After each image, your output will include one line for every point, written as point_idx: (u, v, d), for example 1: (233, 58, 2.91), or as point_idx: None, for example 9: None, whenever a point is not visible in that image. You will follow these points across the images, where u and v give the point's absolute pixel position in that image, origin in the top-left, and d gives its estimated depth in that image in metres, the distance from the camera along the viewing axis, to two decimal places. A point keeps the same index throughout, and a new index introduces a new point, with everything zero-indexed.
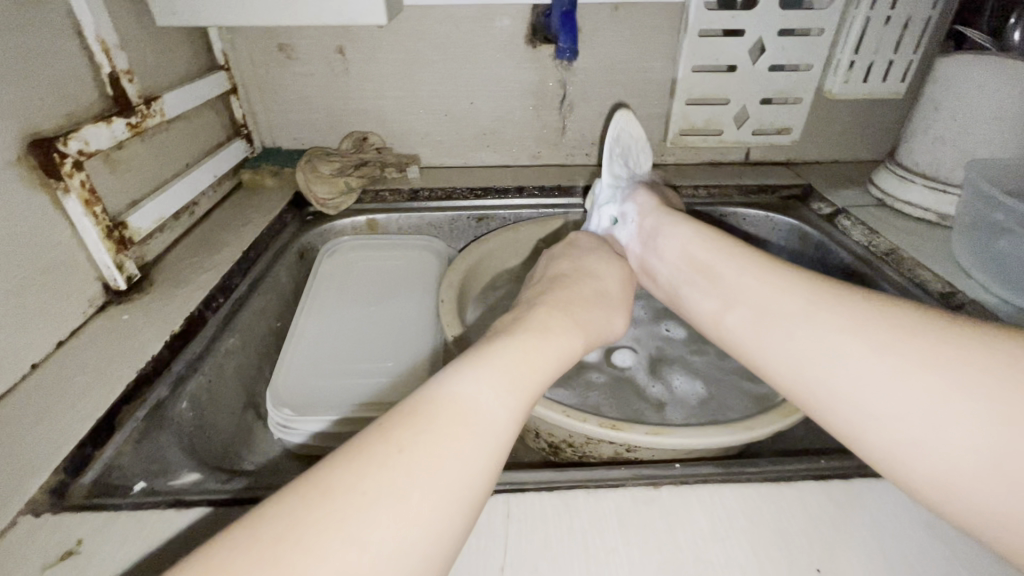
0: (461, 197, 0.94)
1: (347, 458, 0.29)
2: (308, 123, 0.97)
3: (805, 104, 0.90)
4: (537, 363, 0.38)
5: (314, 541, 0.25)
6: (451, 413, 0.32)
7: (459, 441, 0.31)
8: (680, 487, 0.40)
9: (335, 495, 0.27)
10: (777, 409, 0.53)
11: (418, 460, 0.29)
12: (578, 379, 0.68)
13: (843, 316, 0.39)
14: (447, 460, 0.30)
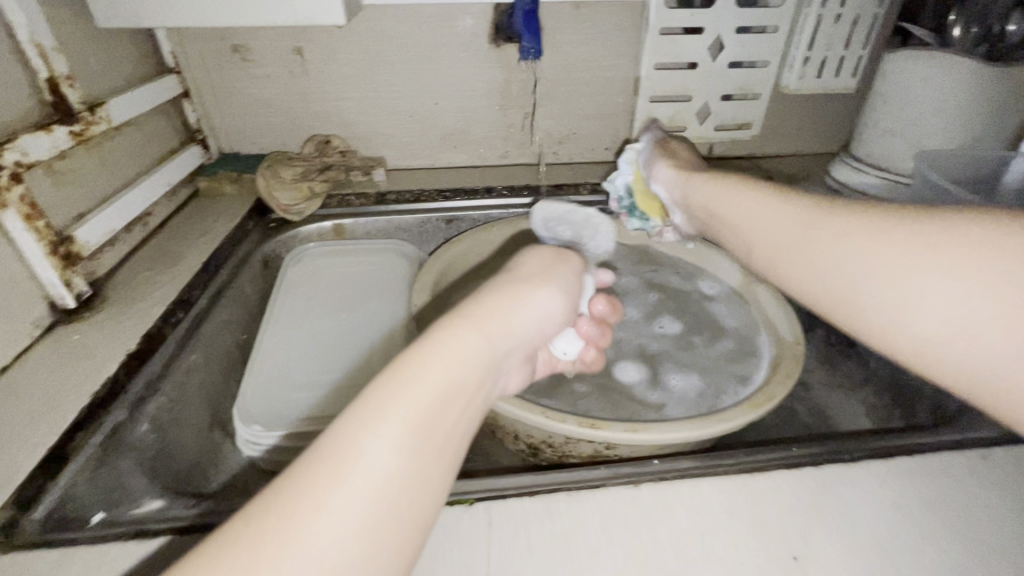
0: (429, 199, 0.93)
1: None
2: (268, 127, 0.94)
3: (763, 99, 0.93)
4: (403, 389, 0.30)
5: None
6: (334, 454, 0.27)
7: (292, 525, 0.25)
8: (660, 484, 0.41)
9: None
10: (749, 400, 0.54)
11: (240, 567, 0.23)
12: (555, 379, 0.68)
13: (850, 224, 0.38)
14: (279, 558, 0.24)
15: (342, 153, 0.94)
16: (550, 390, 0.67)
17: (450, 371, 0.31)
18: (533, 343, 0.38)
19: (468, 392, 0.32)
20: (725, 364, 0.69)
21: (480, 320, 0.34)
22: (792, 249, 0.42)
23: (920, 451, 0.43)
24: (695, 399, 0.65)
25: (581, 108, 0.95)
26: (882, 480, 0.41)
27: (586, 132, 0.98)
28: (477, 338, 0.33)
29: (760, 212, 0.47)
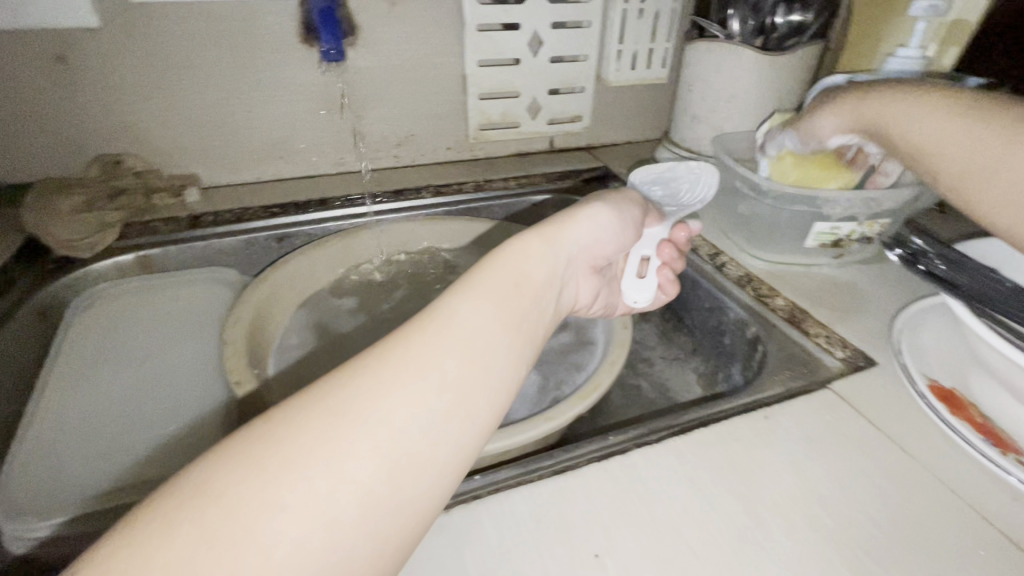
0: (254, 217, 0.84)
1: (333, 386, 0.34)
2: (33, 149, 0.78)
3: (588, 92, 0.96)
4: (517, 287, 0.44)
5: (290, 454, 0.30)
6: (438, 322, 0.38)
7: (434, 363, 0.36)
8: (472, 505, 0.39)
9: (309, 419, 0.32)
10: (577, 393, 0.55)
11: (395, 388, 0.34)
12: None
13: None
14: (422, 384, 0.35)
15: (138, 173, 0.81)
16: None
17: (520, 272, 0.45)
18: (593, 258, 0.55)
19: (538, 285, 0.46)
20: (563, 358, 0.68)
21: (551, 241, 0.50)
22: (981, 175, 0.46)
23: (714, 422, 0.46)
24: (539, 396, 0.64)
25: (413, 108, 0.92)
26: (680, 457, 0.43)
27: (423, 133, 0.95)
28: (547, 252, 0.49)
29: (944, 134, 0.48)
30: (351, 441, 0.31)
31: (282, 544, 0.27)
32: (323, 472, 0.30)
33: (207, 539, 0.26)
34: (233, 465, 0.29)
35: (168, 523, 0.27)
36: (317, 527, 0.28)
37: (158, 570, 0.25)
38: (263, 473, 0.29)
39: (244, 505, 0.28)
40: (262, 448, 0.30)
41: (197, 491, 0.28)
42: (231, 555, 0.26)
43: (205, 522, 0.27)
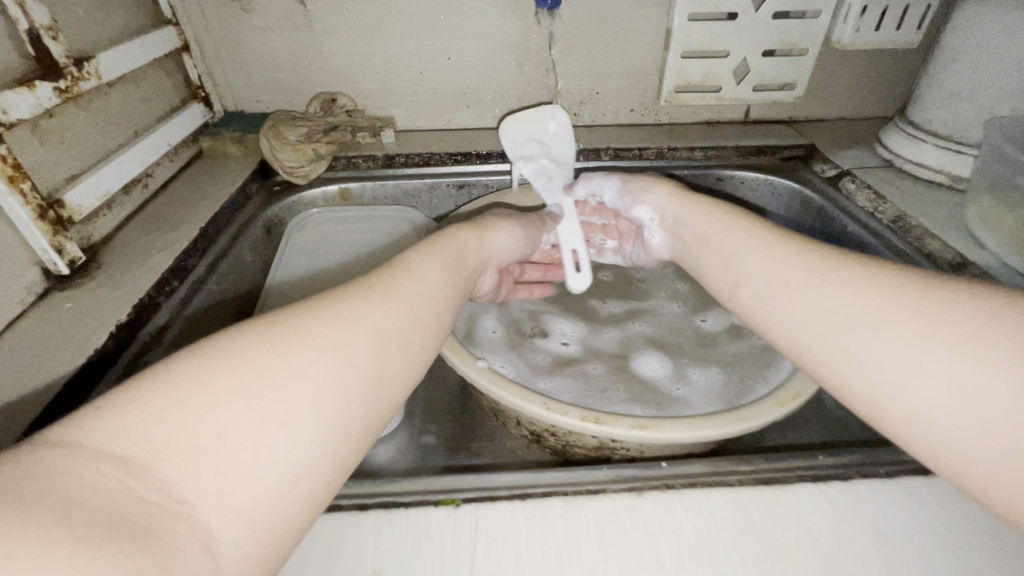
0: (440, 163, 0.87)
1: (321, 295, 0.35)
2: (271, 84, 0.89)
3: (810, 56, 0.83)
4: (460, 259, 0.48)
5: (298, 339, 0.30)
6: (401, 263, 0.42)
7: (408, 288, 0.39)
8: (667, 493, 0.38)
9: (301, 315, 0.32)
10: (773, 397, 0.49)
11: (381, 299, 0.36)
12: (574, 367, 0.63)
13: (837, 274, 0.38)
14: (401, 300, 0.37)
15: (347, 113, 0.89)
16: (566, 373, 0.62)
17: (459, 246, 0.49)
18: (503, 259, 0.57)
19: (468, 262, 0.50)
20: (750, 355, 0.63)
21: (478, 233, 0.53)
22: (788, 277, 0.42)
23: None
24: (721, 392, 0.59)
25: (606, 64, 0.87)
26: (908, 500, 0.38)
27: (611, 91, 0.90)
28: (478, 245, 0.52)
29: (746, 243, 0.47)
30: (342, 335, 0.32)
31: (294, 414, 0.27)
32: (319, 358, 0.30)
33: (237, 396, 0.26)
34: (238, 343, 0.29)
35: (158, 398, 0.25)
36: (323, 401, 0.29)
37: (195, 416, 0.25)
38: (271, 350, 0.29)
39: (245, 382, 0.27)
40: (238, 339, 0.29)
41: (176, 370, 0.26)
42: (250, 415, 0.26)
43: (203, 395, 0.26)
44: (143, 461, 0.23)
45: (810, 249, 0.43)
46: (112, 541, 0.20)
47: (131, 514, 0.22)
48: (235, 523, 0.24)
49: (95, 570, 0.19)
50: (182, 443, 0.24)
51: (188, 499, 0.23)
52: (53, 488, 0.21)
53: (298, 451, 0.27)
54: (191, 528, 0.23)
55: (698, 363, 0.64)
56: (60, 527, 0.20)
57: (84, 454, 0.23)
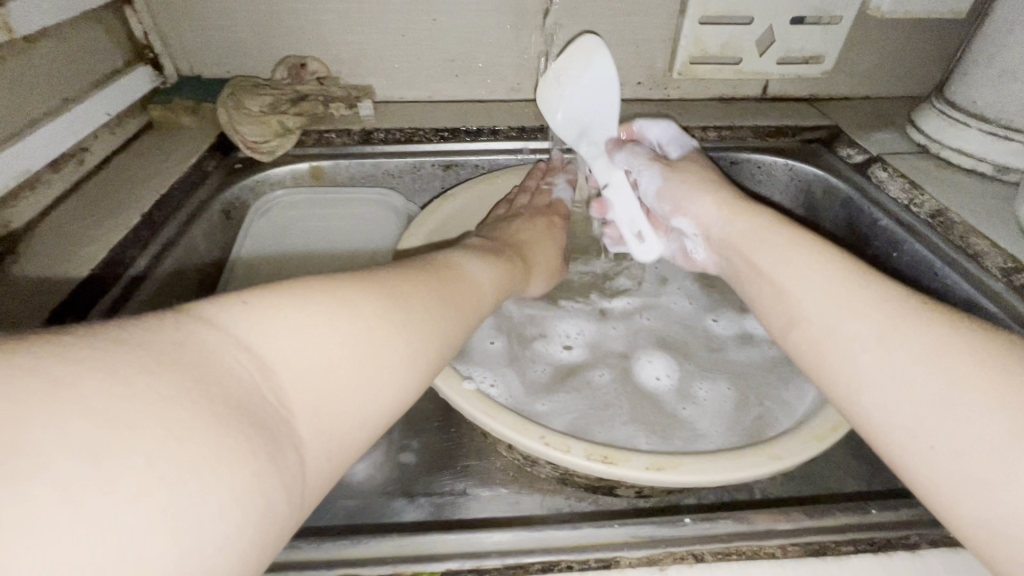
0: (424, 139, 0.78)
1: (412, 271, 0.36)
2: (229, 44, 0.77)
3: (842, 25, 0.74)
4: (511, 287, 0.49)
5: (397, 306, 0.31)
6: (468, 264, 0.42)
7: (473, 289, 0.40)
8: (693, 567, 0.32)
9: (401, 286, 0.33)
10: (811, 429, 0.41)
11: (456, 294, 0.37)
12: (575, 379, 0.57)
13: (896, 318, 0.34)
14: (467, 300, 0.38)
15: (319, 80, 0.79)
16: (566, 390, 0.55)
17: (512, 283, 0.49)
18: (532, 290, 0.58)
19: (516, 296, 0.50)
20: (766, 373, 0.57)
21: (525, 269, 0.53)
22: (853, 326, 0.36)
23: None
24: (735, 414, 0.52)
25: (612, 30, 0.77)
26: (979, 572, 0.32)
27: (617, 61, 0.80)
28: (520, 284, 0.52)
29: (789, 246, 0.43)
30: (436, 316, 0.34)
31: (382, 370, 0.28)
32: (416, 328, 0.31)
33: (350, 336, 0.28)
34: (357, 290, 0.30)
35: (292, 311, 0.26)
36: (408, 367, 0.30)
37: (315, 341, 0.26)
38: (380, 306, 0.30)
39: (359, 322, 0.28)
40: (362, 290, 0.30)
41: (310, 295, 0.28)
42: (352, 360, 0.27)
43: (327, 326, 0.27)
44: (272, 363, 0.24)
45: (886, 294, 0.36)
46: (235, 424, 0.21)
47: (253, 403, 0.23)
48: (320, 442, 0.25)
49: (221, 445, 0.20)
50: (301, 361, 0.25)
51: (293, 408, 0.24)
52: (198, 361, 0.22)
53: (374, 404, 0.28)
54: (289, 433, 0.24)
55: (705, 372, 0.58)
56: (201, 400, 0.21)
57: (229, 338, 0.24)
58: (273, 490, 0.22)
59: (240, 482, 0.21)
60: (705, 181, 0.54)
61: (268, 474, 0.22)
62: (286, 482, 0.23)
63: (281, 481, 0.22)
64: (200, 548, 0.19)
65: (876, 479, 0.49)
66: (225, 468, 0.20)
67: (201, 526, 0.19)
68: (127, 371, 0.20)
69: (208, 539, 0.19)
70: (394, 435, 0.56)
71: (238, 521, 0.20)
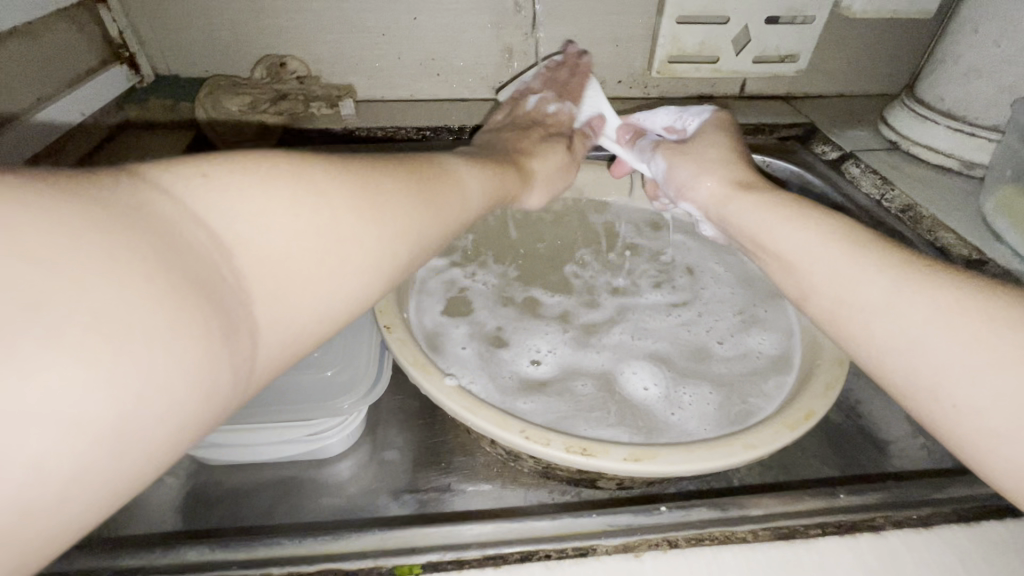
0: (406, 138, 0.78)
1: (385, 167, 0.34)
2: (207, 43, 0.76)
3: (816, 23, 0.76)
4: (496, 175, 0.48)
5: (365, 202, 0.30)
6: (445, 165, 0.40)
7: (447, 186, 0.38)
8: (667, 553, 0.32)
9: (373, 182, 0.31)
10: (782, 418, 0.42)
11: (428, 191, 0.35)
12: (555, 387, 0.56)
13: (900, 281, 0.33)
14: (440, 198, 0.36)
15: (299, 79, 0.78)
16: (546, 394, 0.55)
17: (498, 177, 0.48)
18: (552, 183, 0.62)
19: (506, 177, 0.50)
20: (750, 376, 0.56)
21: (520, 176, 0.55)
22: (856, 297, 0.35)
23: (996, 515, 0.35)
24: (719, 416, 0.53)
25: (591, 29, 0.77)
26: (940, 548, 0.33)
27: (597, 60, 0.81)
28: (517, 187, 0.54)
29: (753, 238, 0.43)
30: (405, 212, 0.32)
31: (344, 258, 0.28)
32: (383, 224, 0.30)
33: (315, 229, 0.27)
34: (325, 179, 0.28)
35: (253, 195, 0.25)
36: (377, 256, 0.30)
37: (273, 232, 0.25)
38: (347, 199, 0.29)
39: (325, 206, 0.27)
40: (330, 181, 0.28)
41: (275, 177, 0.26)
42: (314, 253, 0.27)
43: (289, 214, 0.26)
44: (231, 245, 0.24)
45: (854, 278, 0.35)
46: (187, 299, 0.21)
47: (210, 282, 0.23)
48: (275, 329, 0.26)
49: (167, 316, 0.20)
50: (259, 247, 0.25)
51: (250, 289, 0.25)
52: (149, 222, 0.22)
53: (335, 292, 0.28)
54: (244, 317, 0.24)
55: (688, 379, 0.57)
56: (151, 266, 0.21)
57: (183, 212, 0.23)
58: (218, 368, 0.22)
59: (191, 355, 0.21)
60: (709, 142, 0.54)
61: (219, 350, 0.22)
62: (235, 364, 0.23)
63: (230, 363, 0.23)
64: (141, 411, 0.19)
65: (848, 465, 0.50)
66: (172, 340, 0.20)
67: (143, 394, 0.19)
68: (67, 222, 0.19)
69: (148, 406, 0.19)
70: (379, 434, 0.56)
71: (179, 397, 0.20)
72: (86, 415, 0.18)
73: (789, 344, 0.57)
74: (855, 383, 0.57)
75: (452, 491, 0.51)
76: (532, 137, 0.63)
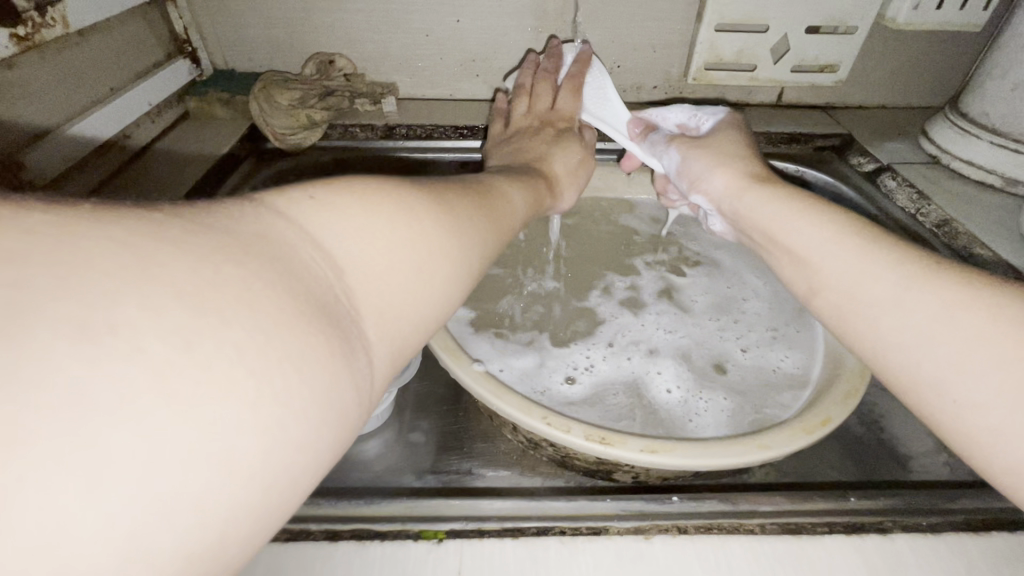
0: (443, 136, 0.81)
1: (452, 191, 0.35)
2: (263, 40, 0.81)
3: (859, 34, 0.75)
4: (536, 194, 0.51)
5: (444, 225, 0.30)
6: (491, 190, 0.42)
7: (496, 207, 0.39)
8: (676, 538, 0.34)
9: (444, 204, 0.32)
10: (798, 422, 0.43)
11: (485, 214, 0.36)
12: (601, 399, 0.56)
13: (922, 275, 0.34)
14: (497, 224, 0.38)
15: (345, 77, 0.81)
16: (593, 404, 0.56)
17: (540, 201, 0.50)
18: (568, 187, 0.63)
19: (541, 193, 0.52)
20: (763, 388, 0.56)
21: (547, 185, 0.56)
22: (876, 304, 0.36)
23: (1004, 527, 0.35)
24: (734, 422, 0.53)
25: (630, 35, 0.79)
26: (948, 555, 0.34)
27: (634, 65, 0.82)
28: (547, 197, 0.55)
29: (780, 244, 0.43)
30: (472, 230, 0.33)
31: (434, 276, 0.28)
32: (459, 242, 0.31)
33: (409, 248, 0.27)
34: (410, 200, 0.29)
35: (356, 216, 0.25)
36: (459, 271, 0.30)
37: (376, 253, 0.25)
38: (431, 222, 0.29)
39: (416, 227, 0.28)
40: (414, 201, 0.29)
41: (371, 199, 0.27)
42: (409, 273, 0.27)
43: (387, 233, 0.26)
44: (340, 263, 0.24)
45: (878, 282, 0.36)
46: (315, 325, 0.21)
47: (331, 305, 0.23)
48: (387, 348, 0.25)
49: (293, 348, 0.20)
50: (367, 266, 0.25)
51: (364, 309, 0.24)
52: (269, 244, 0.22)
53: (428, 309, 0.28)
54: (363, 339, 0.24)
55: (704, 386, 0.58)
56: (285, 295, 0.21)
57: (297, 231, 0.23)
58: (346, 399, 0.22)
59: (321, 382, 0.21)
60: (725, 138, 0.54)
61: (347, 378, 0.22)
62: (359, 390, 0.23)
63: (355, 389, 0.23)
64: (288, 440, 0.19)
65: (865, 475, 0.51)
66: (309, 369, 0.20)
67: (289, 426, 0.19)
68: (207, 253, 0.20)
69: (291, 437, 0.19)
70: (406, 416, 0.59)
71: (313, 430, 0.20)
72: (241, 455, 0.18)
73: (811, 365, 0.56)
74: (877, 396, 0.57)
75: (474, 474, 0.53)
76: (545, 138, 0.66)
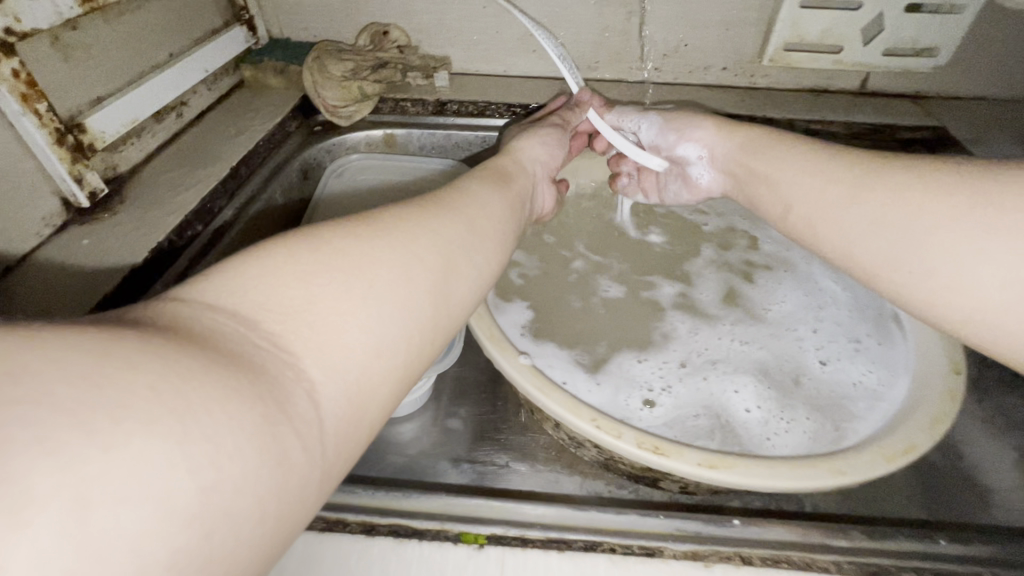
0: (495, 114, 0.78)
1: (403, 207, 0.31)
2: (318, 8, 0.79)
3: (968, 11, 0.67)
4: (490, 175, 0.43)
5: (383, 245, 0.27)
6: (462, 190, 0.37)
7: (473, 206, 0.35)
8: (740, 568, 0.31)
9: (385, 224, 0.29)
10: (878, 447, 0.39)
11: (457, 219, 0.32)
12: (684, 417, 0.52)
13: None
14: (473, 224, 0.33)
15: (400, 49, 0.79)
16: (670, 424, 0.51)
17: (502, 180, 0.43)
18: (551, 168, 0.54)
19: (502, 172, 0.45)
20: (842, 400, 0.52)
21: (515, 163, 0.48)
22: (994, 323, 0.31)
23: None
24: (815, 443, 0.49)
25: (703, 10, 0.73)
26: None
27: (704, 44, 0.76)
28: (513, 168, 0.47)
29: None
30: (428, 241, 0.29)
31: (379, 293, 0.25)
32: (407, 256, 0.27)
33: (335, 274, 0.24)
34: (336, 234, 0.26)
35: (251, 267, 0.24)
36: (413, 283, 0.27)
37: (292, 296, 0.23)
38: (365, 245, 0.26)
39: (339, 256, 0.25)
40: (333, 235, 0.26)
41: (275, 247, 0.25)
42: (340, 299, 0.24)
43: (303, 269, 0.24)
44: (256, 316, 0.22)
45: None
46: (227, 370, 0.20)
47: (247, 352, 0.21)
48: (337, 380, 0.23)
49: (211, 393, 0.19)
50: (281, 309, 0.23)
51: (291, 346, 0.22)
52: (181, 320, 0.21)
53: (381, 327, 0.25)
54: (297, 375, 0.22)
55: (783, 402, 0.53)
56: (197, 345, 0.20)
57: (198, 306, 0.22)
58: (283, 440, 0.20)
59: (249, 424, 0.19)
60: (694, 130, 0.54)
61: (283, 421, 0.20)
62: (298, 432, 0.21)
63: (295, 430, 0.21)
64: (223, 483, 0.18)
65: (943, 508, 0.46)
66: (232, 409, 0.19)
67: (220, 468, 0.18)
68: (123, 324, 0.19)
69: (219, 483, 0.18)
70: (442, 403, 0.57)
71: (248, 472, 0.19)
72: (168, 500, 0.17)
73: (896, 381, 0.50)
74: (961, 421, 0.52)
75: (508, 469, 0.51)
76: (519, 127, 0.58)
